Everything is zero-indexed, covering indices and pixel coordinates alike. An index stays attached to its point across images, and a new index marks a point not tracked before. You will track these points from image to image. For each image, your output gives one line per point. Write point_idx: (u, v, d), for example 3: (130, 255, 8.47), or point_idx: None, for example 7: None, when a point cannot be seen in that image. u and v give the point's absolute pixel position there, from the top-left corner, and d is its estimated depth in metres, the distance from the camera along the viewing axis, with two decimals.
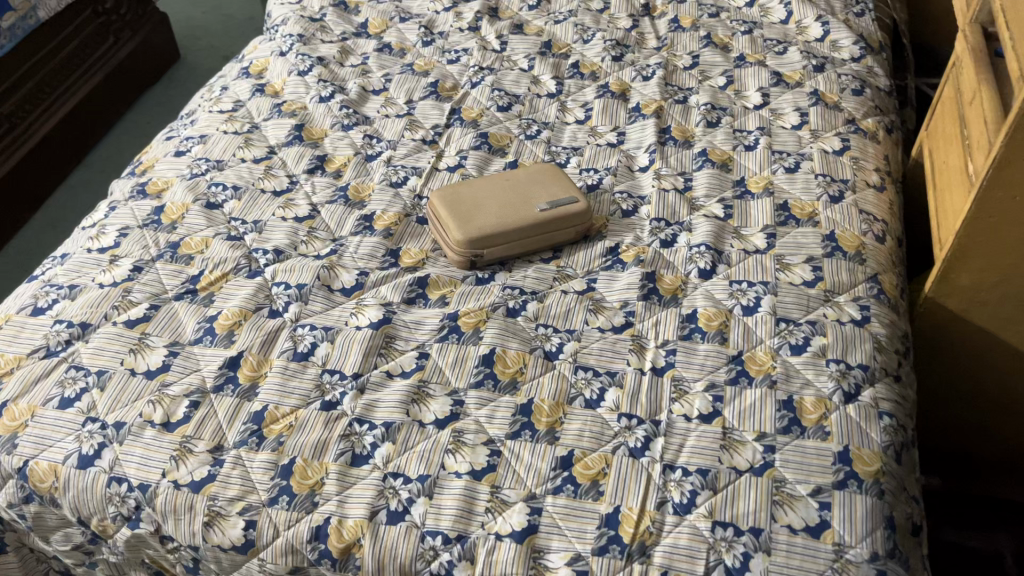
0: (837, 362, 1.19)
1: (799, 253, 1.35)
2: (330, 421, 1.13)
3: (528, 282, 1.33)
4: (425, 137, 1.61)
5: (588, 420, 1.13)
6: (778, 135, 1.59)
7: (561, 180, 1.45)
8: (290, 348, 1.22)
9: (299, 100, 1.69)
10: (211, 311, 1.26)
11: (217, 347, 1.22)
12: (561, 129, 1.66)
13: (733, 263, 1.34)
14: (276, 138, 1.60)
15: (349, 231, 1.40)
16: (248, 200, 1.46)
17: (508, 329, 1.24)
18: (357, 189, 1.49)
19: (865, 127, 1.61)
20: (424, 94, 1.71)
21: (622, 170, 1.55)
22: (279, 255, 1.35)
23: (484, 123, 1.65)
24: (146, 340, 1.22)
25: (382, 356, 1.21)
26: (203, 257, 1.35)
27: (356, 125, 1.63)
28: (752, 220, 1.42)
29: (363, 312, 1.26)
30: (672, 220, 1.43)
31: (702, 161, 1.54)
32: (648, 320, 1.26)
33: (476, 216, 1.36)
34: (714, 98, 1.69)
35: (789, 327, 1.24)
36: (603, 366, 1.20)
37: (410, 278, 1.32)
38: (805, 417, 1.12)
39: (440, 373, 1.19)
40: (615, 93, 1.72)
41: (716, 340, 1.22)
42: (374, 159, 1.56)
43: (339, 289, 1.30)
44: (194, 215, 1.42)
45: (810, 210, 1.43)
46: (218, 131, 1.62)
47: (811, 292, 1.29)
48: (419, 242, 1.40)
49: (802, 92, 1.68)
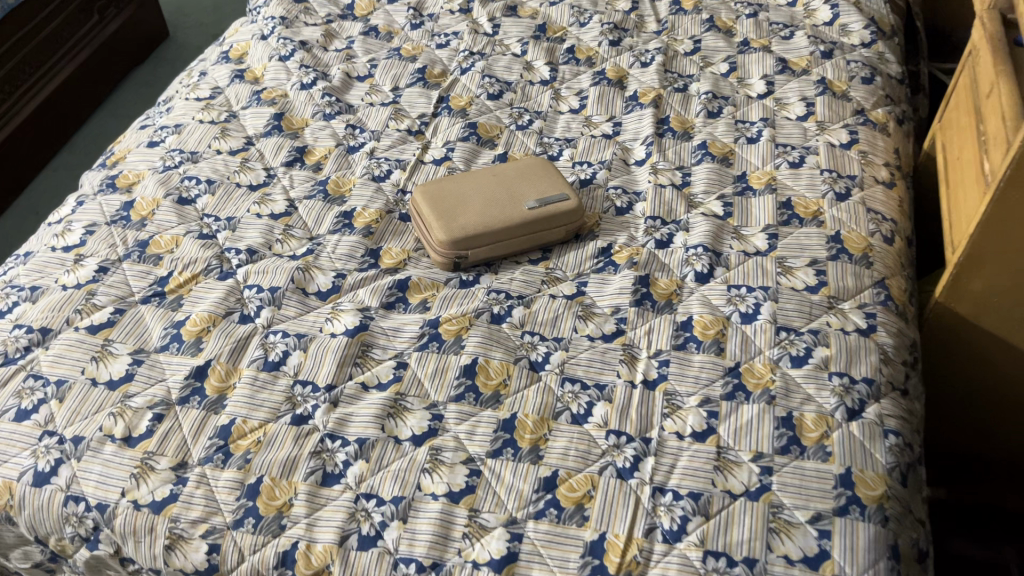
0: (840, 375, 1.12)
1: (802, 256, 1.27)
2: (300, 437, 1.07)
3: (515, 286, 1.26)
4: (411, 127, 1.53)
5: (575, 438, 1.06)
6: (782, 126, 1.51)
7: (552, 176, 1.37)
8: (260, 357, 1.15)
9: (280, 87, 1.61)
10: (179, 316, 1.20)
11: (184, 355, 1.15)
12: (554, 119, 1.58)
13: (732, 265, 1.27)
14: (254, 127, 1.52)
15: (328, 229, 1.33)
16: (223, 194, 1.38)
17: (492, 336, 1.17)
18: (337, 183, 1.42)
19: (875, 119, 1.53)
20: (411, 80, 1.63)
21: (617, 163, 1.47)
22: (253, 255, 1.28)
23: (473, 112, 1.57)
24: (109, 347, 1.16)
25: (357, 366, 1.14)
26: (172, 257, 1.28)
27: (339, 115, 1.55)
28: (753, 220, 1.34)
29: (339, 318, 1.19)
30: (669, 218, 1.36)
31: (702, 155, 1.46)
32: (641, 328, 1.19)
33: (461, 214, 1.29)
34: (715, 86, 1.60)
35: (790, 337, 1.17)
36: (591, 378, 1.13)
37: (389, 280, 1.25)
38: (805, 436, 1.06)
39: (419, 384, 1.12)
40: (612, 80, 1.64)
41: (713, 350, 1.15)
42: (356, 151, 1.49)
43: (314, 293, 1.23)
44: (165, 210, 1.35)
45: (815, 208, 1.35)
46: (194, 120, 1.54)
47: (814, 298, 1.21)
48: (401, 241, 1.33)
49: (809, 80, 1.60)
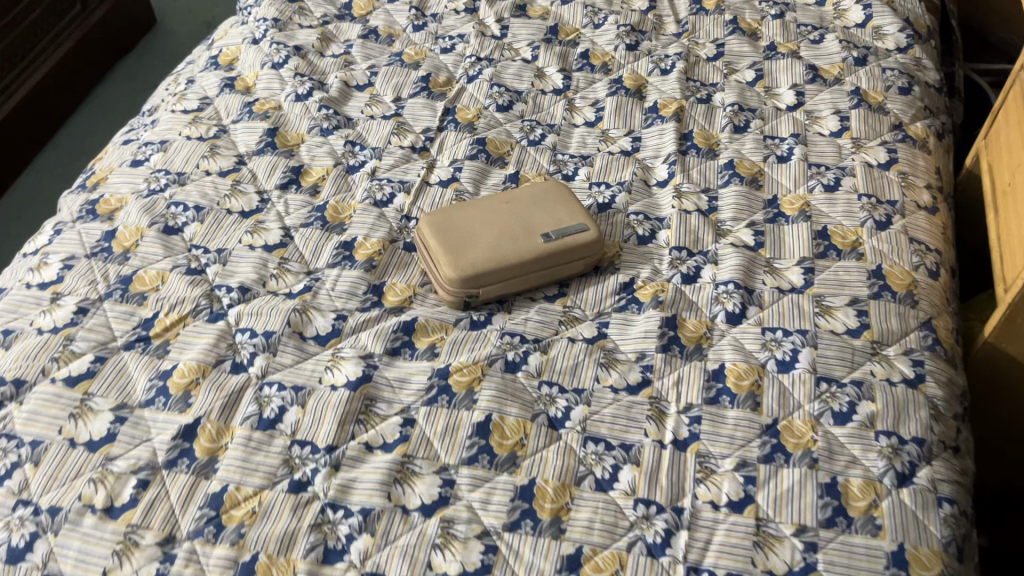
0: (888, 434, 1.03)
1: (841, 295, 1.18)
2: (299, 507, 0.98)
3: (530, 328, 1.16)
4: (415, 143, 1.43)
5: (600, 508, 0.97)
6: (814, 143, 1.40)
7: (567, 201, 1.26)
8: (254, 413, 1.05)
9: (273, 98, 1.50)
10: (165, 365, 1.10)
11: (171, 412, 1.05)
12: (568, 133, 1.47)
13: (765, 304, 1.17)
14: (246, 144, 1.41)
15: (327, 262, 1.23)
16: (212, 222, 1.28)
17: (507, 388, 1.08)
18: (335, 208, 1.31)
19: (914, 134, 1.42)
20: (414, 90, 1.52)
21: (638, 184, 1.37)
22: (245, 293, 1.18)
23: (481, 126, 1.46)
24: (89, 403, 1.06)
25: (361, 424, 1.05)
26: (158, 296, 1.17)
27: (337, 129, 1.44)
28: (787, 251, 1.24)
29: (340, 368, 1.09)
30: (695, 249, 1.25)
31: (729, 176, 1.36)
32: (669, 378, 1.09)
33: (470, 248, 1.18)
34: (741, 97, 1.49)
35: (831, 389, 1.07)
36: (616, 438, 1.03)
37: (394, 322, 1.15)
38: (852, 505, 0.97)
39: (428, 445, 1.03)
40: (630, 89, 1.53)
41: (748, 405, 1.06)
42: (356, 170, 1.38)
43: (312, 337, 1.13)
44: (149, 241, 1.24)
45: (854, 238, 1.25)
46: (181, 136, 1.43)
47: (856, 343, 1.12)
48: (405, 275, 1.23)
49: (842, 90, 1.49)
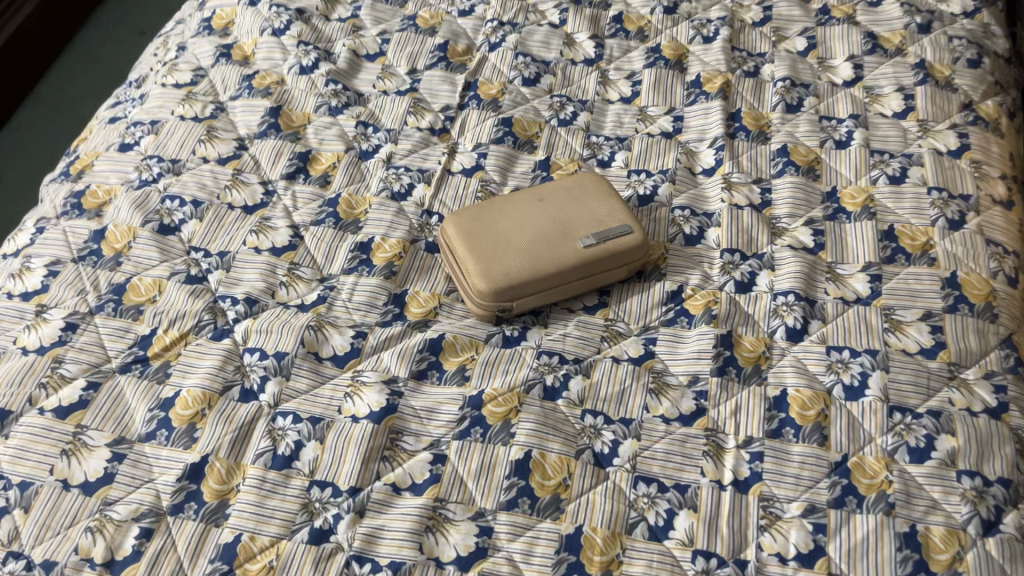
0: (971, 475, 0.93)
1: (913, 308, 1.06)
2: (321, 560, 0.88)
3: (570, 346, 1.04)
4: (434, 124, 1.29)
5: (655, 561, 0.88)
6: (876, 125, 1.27)
7: (609, 197, 1.13)
8: (268, 449, 0.94)
9: (275, 70, 1.35)
10: (166, 392, 0.99)
11: (174, 448, 0.94)
12: (601, 111, 1.33)
13: (829, 318, 1.06)
14: (246, 126, 1.27)
15: (342, 268, 1.11)
16: (212, 219, 1.15)
17: (548, 419, 0.97)
18: (349, 202, 1.18)
19: (986, 115, 1.29)
20: (431, 61, 1.37)
21: (682, 172, 1.24)
22: (252, 306, 1.06)
23: (507, 104, 1.32)
24: (83, 437, 0.95)
25: (386, 461, 0.94)
26: (155, 309, 1.06)
27: (347, 108, 1.30)
28: (851, 255, 1.12)
29: (360, 395, 0.98)
30: (749, 252, 1.14)
31: (783, 164, 1.23)
32: (726, 406, 0.99)
33: (502, 254, 1.06)
34: (793, 70, 1.35)
35: (906, 421, 0.97)
36: (670, 478, 0.93)
37: (418, 340, 1.04)
38: (934, 559, 0.87)
39: (461, 486, 0.92)
40: (669, 60, 1.38)
41: (815, 439, 0.96)
42: (370, 157, 1.25)
43: (328, 358, 1.02)
44: (143, 243, 1.12)
45: (924, 240, 1.13)
46: (173, 115, 1.28)
47: (931, 365, 1.01)
48: (428, 282, 1.11)
49: (905, 63, 1.35)
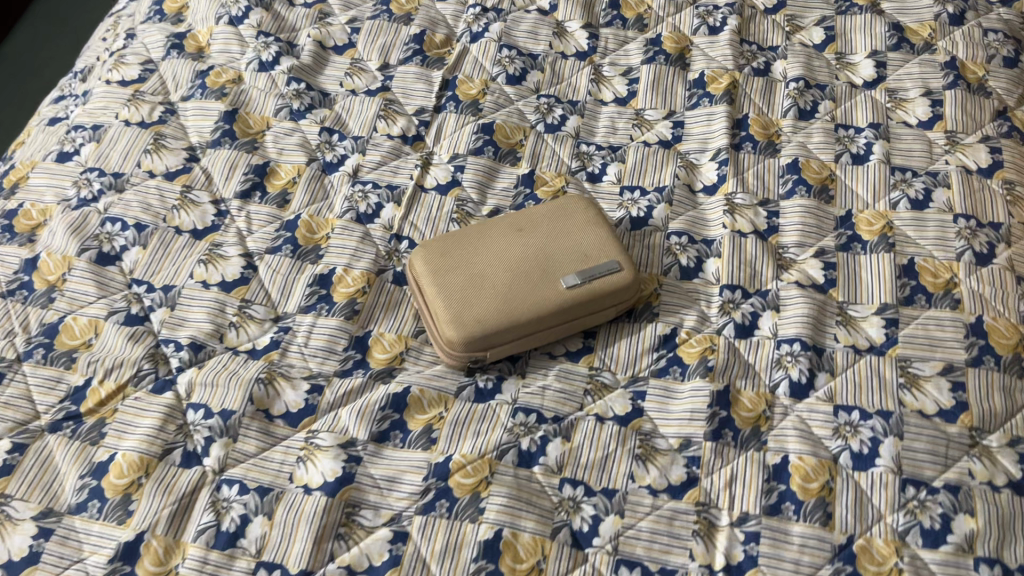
0: (990, 563, 0.83)
1: (932, 360, 0.95)
2: None
3: (549, 401, 0.94)
4: (406, 130, 1.17)
5: None
6: (899, 137, 1.14)
7: (596, 226, 1.02)
8: (210, 525, 0.85)
9: (231, 65, 1.22)
10: (100, 455, 0.89)
11: (107, 522, 0.85)
12: (593, 114, 1.20)
13: (838, 370, 0.95)
14: (198, 133, 1.15)
15: (298, 305, 1.00)
16: (157, 246, 1.04)
17: (521, 492, 0.87)
18: (310, 224, 1.07)
19: (1021, 124, 1.16)
20: (405, 54, 1.24)
21: (681, 190, 1.11)
22: (198, 352, 0.96)
23: (488, 107, 1.19)
24: (6, 510, 0.86)
25: (341, 539, 0.85)
26: (90, 355, 0.95)
27: (310, 111, 1.18)
28: (865, 294, 1.01)
29: (314, 461, 0.89)
30: (751, 288, 1.02)
31: (793, 183, 1.10)
32: (720, 476, 0.89)
33: (475, 295, 0.95)
34: (807, 68, 1.21)
35: (920, 497, 0.87)
36: (655, 562, 0.84)
37: (381, 394, 0.93)
38: None
39: (423, 570, 0.83)
40: (670, 54, 1.24)
41: (817, 517, 0.86)
42: (334, 169, 1.13)
43: (280, 416, 0.92)
44: (78, 275, 1.01)
45: (947, 277, 1.01)
46: (117, 120, 1.16)
47: (951, 430, 0.91)
48: (394, 321, 1.00)
49: (933, 61, 1.21)
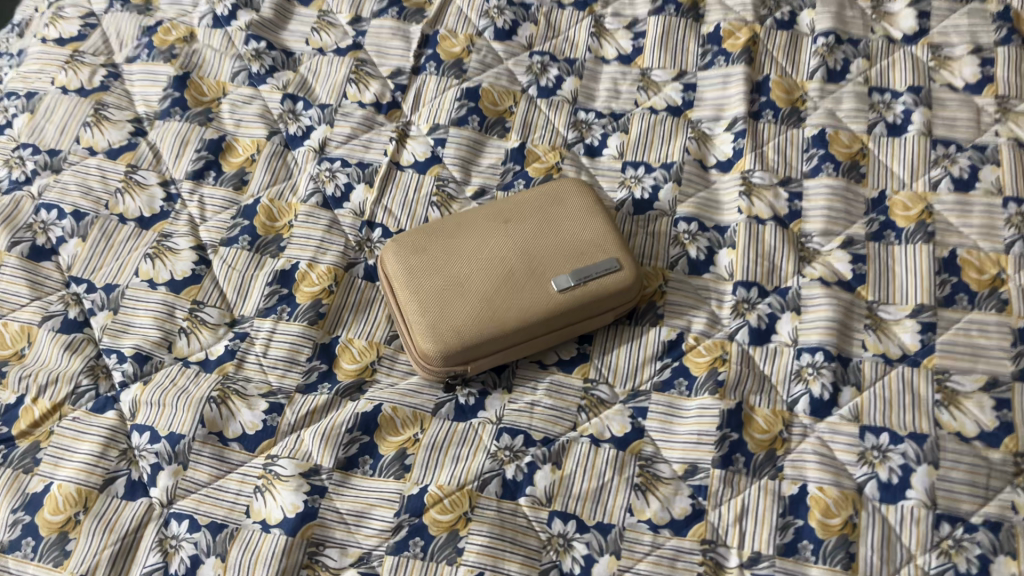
0: None
1: (973, 372, 0.84)
2: None
3: (538, 420, 0.84)
4: (381, 96, 1.03)
5: None
6: (943, 102, 0.99)
7: (593, 216, 0.89)
8: (157, 568, 0.76)
9: (182, 21, 1.08)
10: (34, 486, 0.79)
11: (42, 564, 0.76)
12: (593, 74, 1.05)
13: (865, 384, 0.84)
14: (145, 102, 1.02)
15: (257, 308, 0.89)
16: (97, 238, 0.92)
17: (504, 530, 0.77)
18: (271, 210, 0.95)
19: None
20: (380, 6, 1.09)
21: (691, 166, 0.98)
22: (143, 365, 0.85)
23: (473, 67, 1.05)
24: None
25: None
26: (22, 368, 0.85)
27: (272, 75, 1.04)
28: (899, 292, 0.89)
29: (273, 493, 0.79)
30: (768, 286, 0.90)
31: (819, 159, 0.97)
32: (730, 508, 0.79)
33: (453, 300, 0.84)
34: (839, 20, 1.06)
35: (957, 535, 0.76)
36: None
37: (349, 414, 0.83)
38: None
39: None
40: (682, 4, 1.09)
41: (840, 559, 0.76)
42: (299, 144, 1.00)
43: (236, 440, 0.82)
44: (9, 273, 0.90)
45: (993, 272, 0.89)
46: (53, 86, 1.02)
47: (993, 457, 0.80)
48: (365, 326, 0.89)
49: (984, 11, 1.06)
